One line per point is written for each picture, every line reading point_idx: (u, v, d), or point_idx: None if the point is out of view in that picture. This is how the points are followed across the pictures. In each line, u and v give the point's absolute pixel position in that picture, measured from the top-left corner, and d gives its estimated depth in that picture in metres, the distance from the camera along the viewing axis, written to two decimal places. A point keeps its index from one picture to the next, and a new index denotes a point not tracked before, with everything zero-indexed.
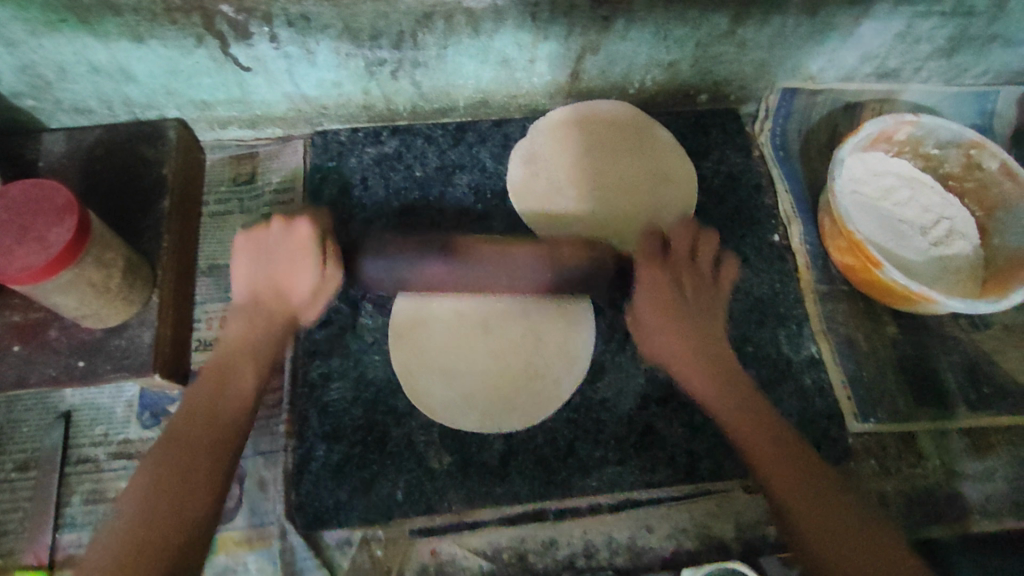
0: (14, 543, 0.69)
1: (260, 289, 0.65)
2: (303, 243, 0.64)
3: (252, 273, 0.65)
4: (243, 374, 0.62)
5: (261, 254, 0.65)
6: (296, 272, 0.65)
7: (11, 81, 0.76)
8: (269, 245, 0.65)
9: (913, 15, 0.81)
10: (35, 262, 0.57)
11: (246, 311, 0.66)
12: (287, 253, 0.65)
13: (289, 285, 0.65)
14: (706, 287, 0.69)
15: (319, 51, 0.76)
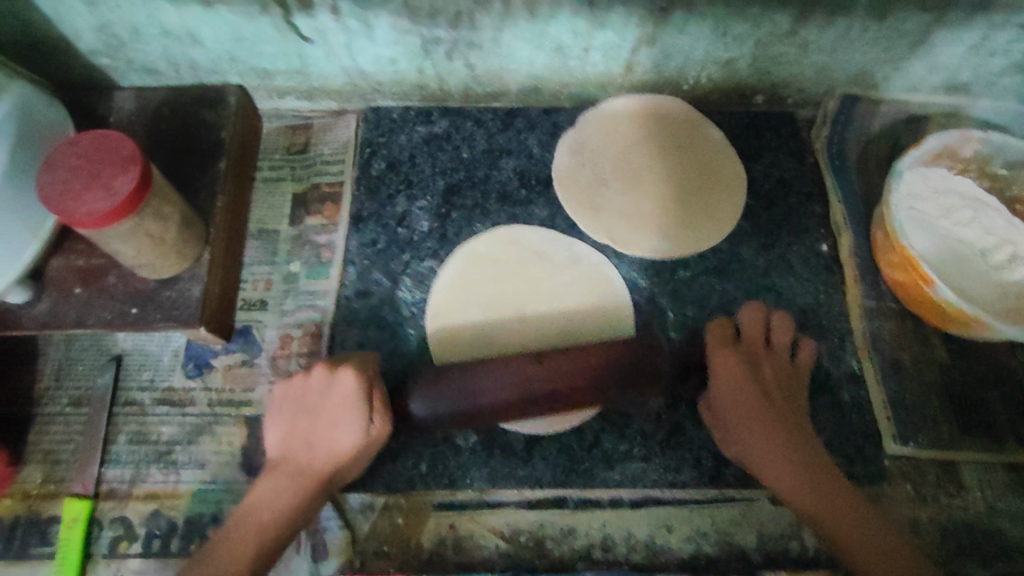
0: (65, 472, 0.73)
1: (297, 450, 0.64)
2: (347, 399, 0.63)
3: (295, 417, 0.65)
4: (291, 489, 0.62)
5: (307, 409, 0.65)
6: (333, 436, 0.63)
7: (88, 39, 0.80)
8: (309, 400, 0.65)
9: (990, 26, 0.77)
10: (99, 209, 0.60)
11: (283, 474, 0.63)
12: (326, 411, 0.64)
13: (328, 443, 0.63)
14: (781, 371, 0.68)
15: (378, 26, 0.78)
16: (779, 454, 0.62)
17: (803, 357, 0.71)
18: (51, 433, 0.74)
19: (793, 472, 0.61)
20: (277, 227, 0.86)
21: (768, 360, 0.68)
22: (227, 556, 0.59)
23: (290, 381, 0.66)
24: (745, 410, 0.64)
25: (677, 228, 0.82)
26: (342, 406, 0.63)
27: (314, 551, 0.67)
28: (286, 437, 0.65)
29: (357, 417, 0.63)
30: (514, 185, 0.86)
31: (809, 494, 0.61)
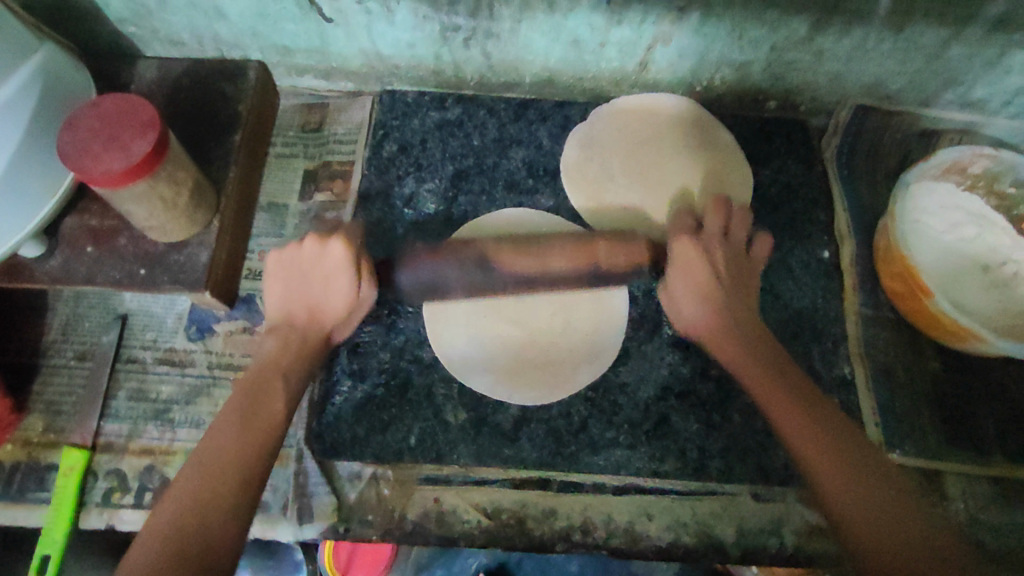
0: (65, 423, 0.75)
1: (297, 308, 0.67)
2: (336, 262, 0.63)
3: (288, 272, 0.67)
4: (294, 339, 0.66)
5: (297, 276, 0.66)
6: (331, 288, 0.65)
7: (117, 6, 0.82)
8: (301, 263, 0.65)
9: (1008, 44, 0.78)
10: (115, 168, 0.62)
11: (279, 331, 0.67)
12: (317, 289, 0.65)
13: (326, 301, 0.66)
14: (743, 262, 0.71)
15: (398, 11, 0.79)
16: (808, 425, 0.59)
17: (758, 249, 0.74)
18: (54, 384, 0.76)
19: (825, 447, 0.58)
20: (287, 201, 0.88)
21: (741, 265, 0.71)
22: (223, 452, 0.57)
23: (283, 247, 0.66)
24: (754, 345, 0.66)
25: None
26: (334, 272, 0.64)
27: (301, 515, 0.69)
28: (286, 291, 0.67)
29: (348, 282, 0.65)
30: (522, 174, 0.87)
31: (847, 475, 0.56)
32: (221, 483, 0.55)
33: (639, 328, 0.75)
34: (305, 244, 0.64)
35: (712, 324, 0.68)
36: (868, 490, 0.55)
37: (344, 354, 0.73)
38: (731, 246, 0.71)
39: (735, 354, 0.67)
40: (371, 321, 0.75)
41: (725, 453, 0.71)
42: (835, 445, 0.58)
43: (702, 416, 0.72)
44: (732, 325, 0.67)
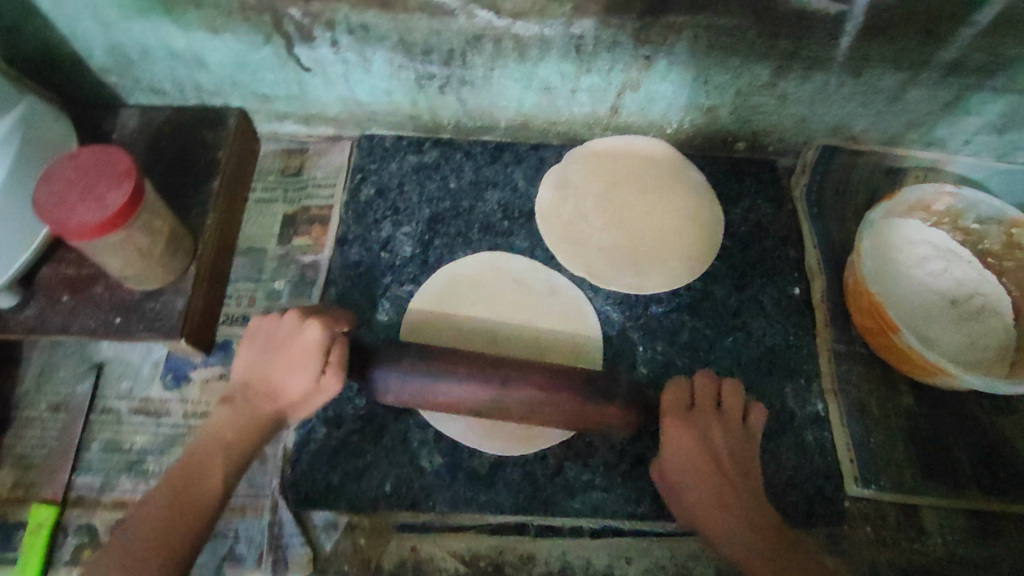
0: (36, 477, 0.74)
1: (257, 380, 0.64)
2: (307, 349, 0.63)
3: (257, 360, 0.65)
4: (245, 422, 0.63)
5: (268, 347, 0.65)
6: (289, 392, 0.63)
7: (100, 58, 0.84)
8: (276, 340, 0.64)
9: (963, 86, 0.81)
10: (89, 220, 0.63)
11: (233, 401, 0.64)
12: (287, 353, 0.63)
13: (285, 384, 0.64)
14: (735, 432, 0.65)
15: (375, 60, 0.82)
16: (771, 567, 0.57)
17: (755, 413, 0.67)
18: (28, 436, 0.76)
19: (733, 533, 0.59)
20: (265, 246, 0.88)
21: (717, 427, 0.64)
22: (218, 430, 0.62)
23: (265, 316, 0.66)
24: (698, 474, 0.62)
25: (652, 265, 0.84)
26: (304, 359, 0.63)
27: (275, 567, 0.69)
28: (251, 369, 0.64)
29: (309, 373, 0.63)
30: (497, 216, 0.88)
31: (743, 551, 0.58)
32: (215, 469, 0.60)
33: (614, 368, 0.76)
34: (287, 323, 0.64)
35: (676, 457, 0.63)
36: (759, 556, 0.57)
37: (320, 401, 0.73)
38: (724, 422, 0.65)
39: (685, 486, 0.63)
40: None
41: None
42: (750, 522, 0.59)
43: None
44: (692, 464, 0.62)
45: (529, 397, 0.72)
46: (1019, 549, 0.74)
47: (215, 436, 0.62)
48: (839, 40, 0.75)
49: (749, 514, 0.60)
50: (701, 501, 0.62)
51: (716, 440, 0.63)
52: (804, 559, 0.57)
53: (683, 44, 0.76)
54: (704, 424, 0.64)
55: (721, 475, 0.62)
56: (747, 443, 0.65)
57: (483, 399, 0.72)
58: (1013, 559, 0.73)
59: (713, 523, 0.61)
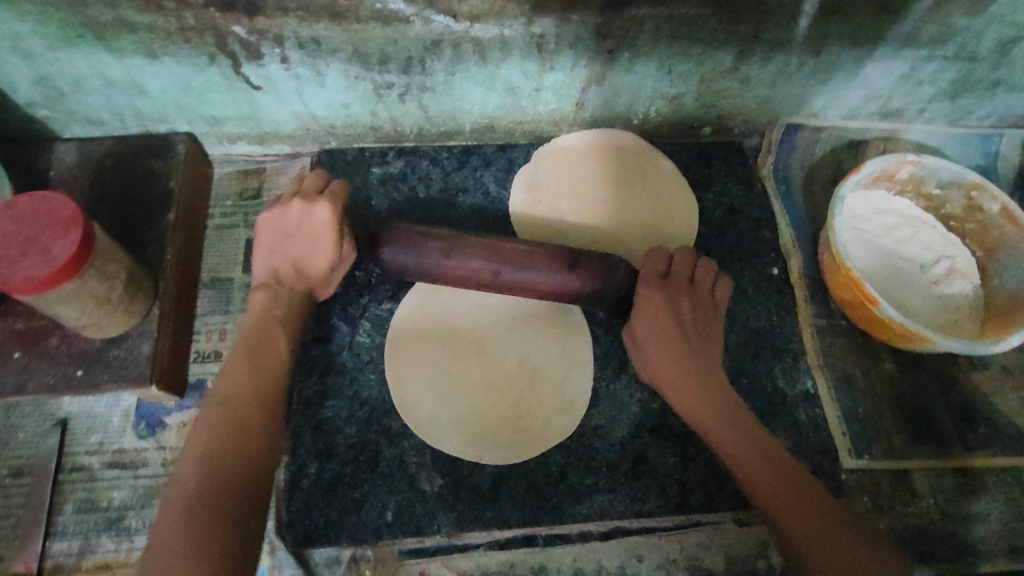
0: (5, 550, 0.69)
1: (281, 266, 0.68)
2: (323, 229, 0.66)
3: (275, 246, 0.68)
4: (276, 313, 0.67)
5: (283, 235, 0.67)
6: (311, 249, 0.67)
7: (26, 91, 0.77)
8: (290, 232, 0.67)
9: (916, 58, 0.83)
10: (37, 274, 0.58)
11: (267, 287, 0.68)
12: (307, 231, 0.66)
13: (309, 261, 0.68)
14: (704, 311, 0.71)
15: (329, 73, 0.78)
16: (745, 444, 0.64)
17: (720, 290, 0.73)
18: None
19: (703, 404, 0.67)
20: (231, 275, 0.84)
21: (687, 296, 0.71)
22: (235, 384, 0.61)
23: (272, 210, 0.67)
24: (661, 337, 0.69)
25: (633, 258, 0.83)
26: (320, 234, 0.66)
27: None
28: (269, 254, 0.68)
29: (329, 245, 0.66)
30: (472, 223, 0.86)
31: (707, 418, 0.67)
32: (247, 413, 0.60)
33: (606, 367, 0.75)
34: (297, 206, 0.66)
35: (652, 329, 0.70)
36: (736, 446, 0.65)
37: (308, 434, 0.70)
38: (695, 297, 0.71)
39: (662, 372, 0.69)
40: (332, 396, 0.73)
41: (704, 483, 0.71)
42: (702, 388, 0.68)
43: (678, 449, 0.72)
44: (656, 315, 0.69)
45: (525, 400, 0.71)
46: (1007, 500, 0.76)
47: (247, 356, 0.64)
48: (797, 21, 0.76)
49: (705, 388, 0.68)
50: (679, 389, 0.68)
51: (682, 300, 0.70)
52: (772, 449, 0.64)
53: (646, 35, 0.76)
54: (676, 304, 0.70)
55: (683, 357, 0.69)
56: (714, 315, 0.72)
57: (477, 409, 0.70)
58: (1006, 515, 0.75)
59: (681, 395, 0.68)
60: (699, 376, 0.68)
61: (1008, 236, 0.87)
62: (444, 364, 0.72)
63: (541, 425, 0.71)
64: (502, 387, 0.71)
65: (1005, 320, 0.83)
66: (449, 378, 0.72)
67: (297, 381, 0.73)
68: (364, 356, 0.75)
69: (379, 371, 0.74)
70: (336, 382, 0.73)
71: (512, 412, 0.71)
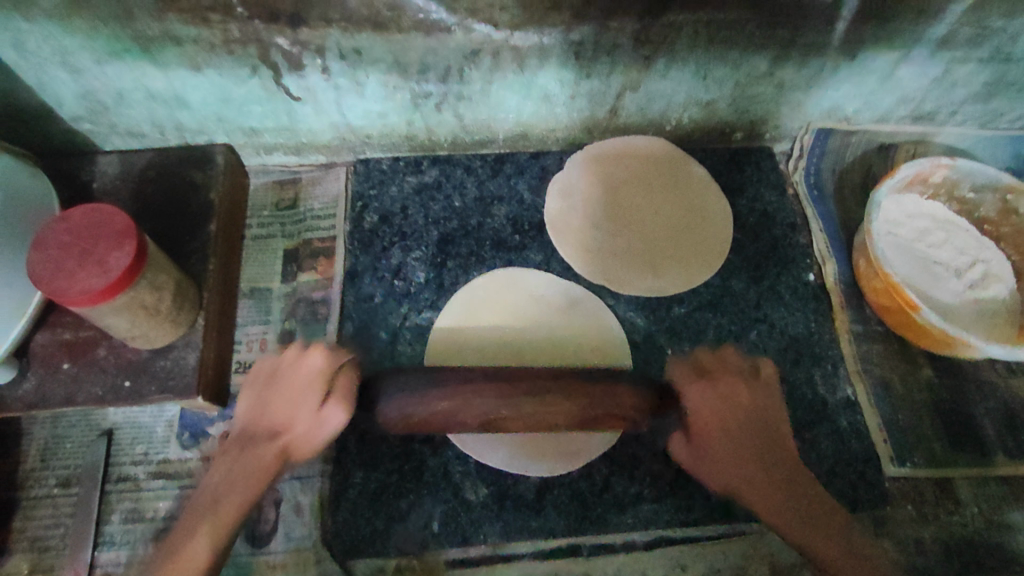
0: (56, 560, 0.70)
1: (259, 425, 0.62)
2: (308, 382, 0.61)
3: (263, 406, 0.62)
4: (262, 466, 0.60)
5: (268, 390, 0.63)
6: (295, 407, 0.61)
7: (72, 105, 0.79)
8: (278, 380, 0.63)
9: (951, 61, 0.83)
10: (95, 286, 0.59)
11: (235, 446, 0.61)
12: (290, 385, 0.62)
13: (287, 424, 0.61)
14: (752, 385, 0.68)
15: (368, 83, 0.79)
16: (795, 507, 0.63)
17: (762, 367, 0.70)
18: (39, 516, 0.71)
19: (749, 482, 0.64)
20: (270, 285, 0.85)
21: (725, 377, 0.68)
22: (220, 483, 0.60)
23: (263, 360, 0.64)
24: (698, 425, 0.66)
25: (669, 264, 0.84)
26: (308, 385, 0.62)
27: None
28: (253, 410, 0.62)
29: (316, 401, 0.61)
30: (508, 231, 0.87)
31: (747, 480, 0.65)
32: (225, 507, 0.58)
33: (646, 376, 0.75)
34: (290, 361, 0.63)
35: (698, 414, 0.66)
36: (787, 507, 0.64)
37: (353, 444, 0.71)
38: (732, 376, 0.68)
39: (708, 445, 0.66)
40: None
41: None
42: (753, 454, 0.65)
43: None
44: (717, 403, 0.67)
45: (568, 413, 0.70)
46: None
47: (226, 469, 0.60)
48: (833, 25, 0.77)
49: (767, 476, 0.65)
50: (726, 458, 0.65)
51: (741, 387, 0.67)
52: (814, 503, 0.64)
53: (684, 42, 0.78)
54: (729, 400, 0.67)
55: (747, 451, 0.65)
56: (768, 401, 0.68)
57: (521, 420, 0.70)
58: None
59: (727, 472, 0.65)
60: (739, 450, 0.65)
61: None
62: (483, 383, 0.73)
63: (584, 436, 0.70)
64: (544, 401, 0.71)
65: None
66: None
67: None
68: None
69: None
70: None
71: (557, 419, 0.70)
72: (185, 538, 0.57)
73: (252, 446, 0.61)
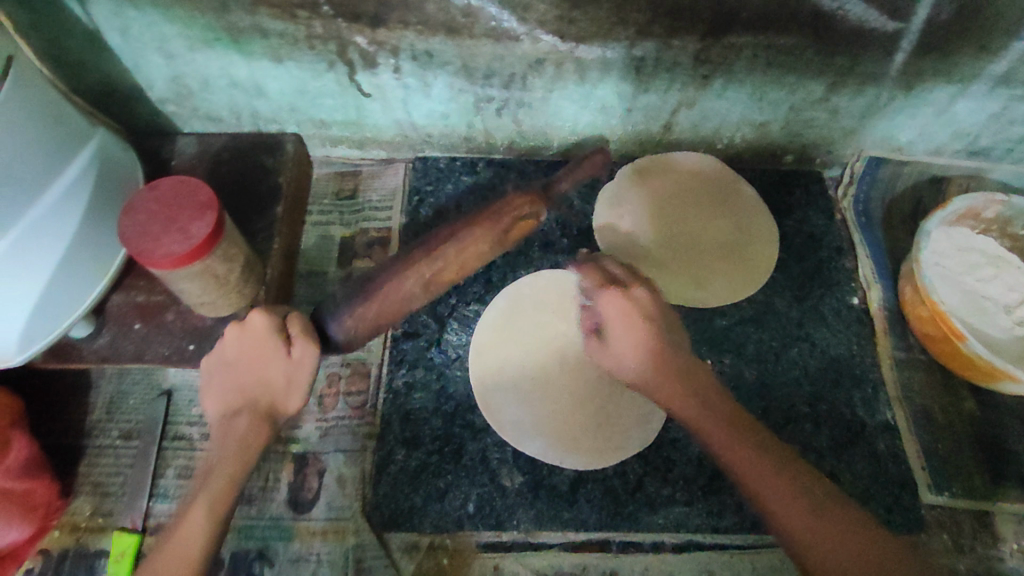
0: (114, 505, 0.75)
1: (236, 394, 0.64)
2: (259, 339, 0.64)
3: (231, 383, 0.65)
4: (240, 439, 0.62)
5: (226, 363, 0.65)
6: (266, 365, 0.64)
7: (161, 88, 0.85)
8: (227, 357, 0.65)
9: (1010, 98, 0.84)
10: (176, 250, 0.63)
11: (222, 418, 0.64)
12: (247, 348, 0.64)
13: (262, 383, 0.64)
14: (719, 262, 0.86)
15: (435, 85, 0.84)
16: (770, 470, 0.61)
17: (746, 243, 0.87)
18: (101, 464, 0.77)
19: (767, 480, 0.60)
20: (326, 269, 0.89)
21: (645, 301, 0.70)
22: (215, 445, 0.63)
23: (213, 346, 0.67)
24: (736, 430, 0.64)
25: (712, 277, 0.85)
26: (262, 342, 0.64)
27: None
28: (223, 390, 0.65)
29: (280, 348, 0.64)
30: (557, 235, 0.90)
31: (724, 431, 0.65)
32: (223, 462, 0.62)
33: None
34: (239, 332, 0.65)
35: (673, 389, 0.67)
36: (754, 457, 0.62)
37: (396, 422, 0.75)
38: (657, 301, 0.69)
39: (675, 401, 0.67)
40: (420, 388, 0.76)
41: None
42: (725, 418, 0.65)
43: None
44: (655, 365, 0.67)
45: (603, 413, 0.72)
46: None
47: (218, 451, 0.62)
48: (892, 56, 0.79)
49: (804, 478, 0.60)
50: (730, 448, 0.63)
51: (680, 360, 0.68)
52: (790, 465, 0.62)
53: (743, 63, 0.80)
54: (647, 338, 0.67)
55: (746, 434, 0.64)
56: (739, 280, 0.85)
57: (559, 414, 0.72)
58: None
59: (745, 466, 0.62)
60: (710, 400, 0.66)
61: None
62: (525, 379, 0.74)
63: (617, 437, 0.72)
64: (581, 400, 0.73)
65: None
66: (529, 389, 0.74)
67: (388, 372, 0.78)
68: (451, 353, 0.78)
69: (464, 370, 0.77)
70: (423, 376, 0.77)
71: (593, 415, 0.72)
72: (191, 514, 0.59)
73: (235, 423, 0.63)
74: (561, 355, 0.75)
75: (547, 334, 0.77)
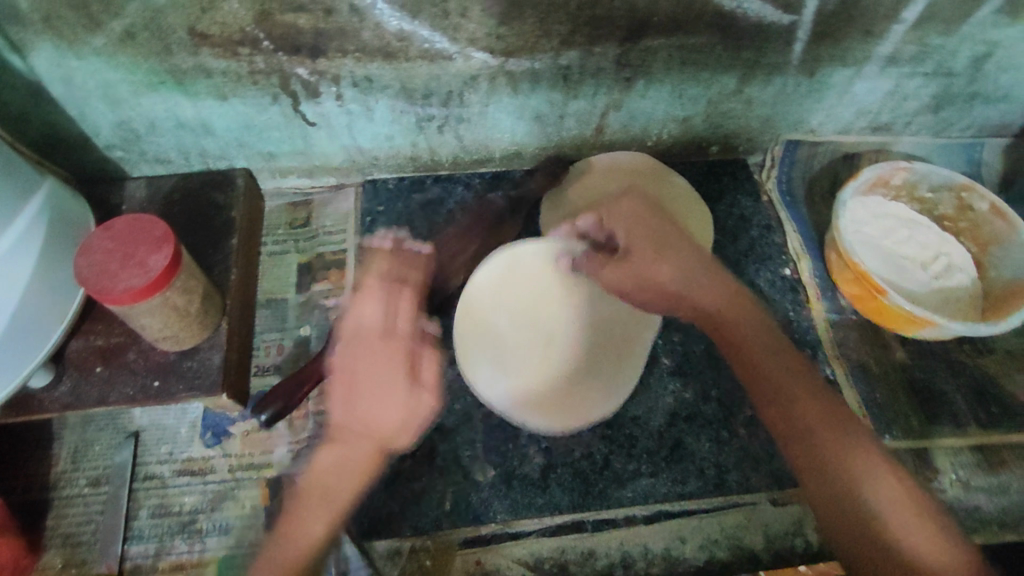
0: (87, 553, 0.74)
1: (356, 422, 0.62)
2: (395, 366, 0.63)
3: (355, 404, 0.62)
4: (358, 465, 0.62)
5: (350, 390, 0.63)
6: (386, 401, 0.62)
7: (106, 135, 0.86)
8: (355, 380, 0.63)
9: (900, 75, 0.93)
10: (136, 284, 0.64)
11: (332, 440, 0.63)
12: (371, 374, 0.63)
13: (380, 418, 0.62)
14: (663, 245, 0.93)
15: (377, 108, 0.88)
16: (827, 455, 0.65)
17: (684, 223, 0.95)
18: (70, 515, 0.76)
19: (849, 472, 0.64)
20: (285, 295, 0.91)
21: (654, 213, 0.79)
22: (331, 467, 0.62)
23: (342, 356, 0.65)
24: (789, 369, 0.70)
25: None
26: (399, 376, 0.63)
27: None
28: (342, 414, 0.63)
29: (404, 386, 0.62)
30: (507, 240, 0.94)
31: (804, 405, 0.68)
32: (336, 486, 0.61)
33: (641, 360, 0.81)
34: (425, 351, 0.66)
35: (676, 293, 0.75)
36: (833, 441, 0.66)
37: None
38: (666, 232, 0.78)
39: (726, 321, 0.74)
40: None
41: (740, 464, 0.75)
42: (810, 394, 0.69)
43: (712, 434, 0.77)
44: (643, 280, 0.75)
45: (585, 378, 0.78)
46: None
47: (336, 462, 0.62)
48: (792, 46, 0.87)
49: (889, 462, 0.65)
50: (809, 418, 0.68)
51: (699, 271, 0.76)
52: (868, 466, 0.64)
53: (660, 64, 0.87)
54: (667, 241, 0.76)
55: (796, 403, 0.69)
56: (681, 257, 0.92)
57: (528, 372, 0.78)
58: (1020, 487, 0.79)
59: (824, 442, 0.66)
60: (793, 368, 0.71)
61: (1000, 232, 0.93)
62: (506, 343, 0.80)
63: (598, 397, 0.77)
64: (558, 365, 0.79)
65: (1003, 306, 0.89)
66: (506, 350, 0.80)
67: None
68: None
69: None
70: None
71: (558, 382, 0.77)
72: (310, 517, 0.61)
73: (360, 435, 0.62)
74: (540, 326, 0.81)
75: (532, 306, 0.83)
